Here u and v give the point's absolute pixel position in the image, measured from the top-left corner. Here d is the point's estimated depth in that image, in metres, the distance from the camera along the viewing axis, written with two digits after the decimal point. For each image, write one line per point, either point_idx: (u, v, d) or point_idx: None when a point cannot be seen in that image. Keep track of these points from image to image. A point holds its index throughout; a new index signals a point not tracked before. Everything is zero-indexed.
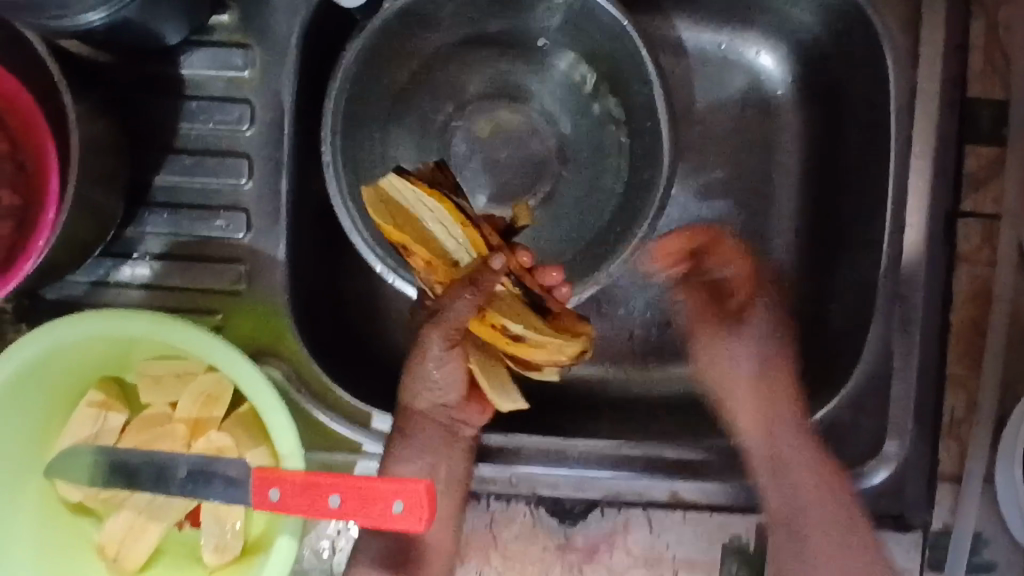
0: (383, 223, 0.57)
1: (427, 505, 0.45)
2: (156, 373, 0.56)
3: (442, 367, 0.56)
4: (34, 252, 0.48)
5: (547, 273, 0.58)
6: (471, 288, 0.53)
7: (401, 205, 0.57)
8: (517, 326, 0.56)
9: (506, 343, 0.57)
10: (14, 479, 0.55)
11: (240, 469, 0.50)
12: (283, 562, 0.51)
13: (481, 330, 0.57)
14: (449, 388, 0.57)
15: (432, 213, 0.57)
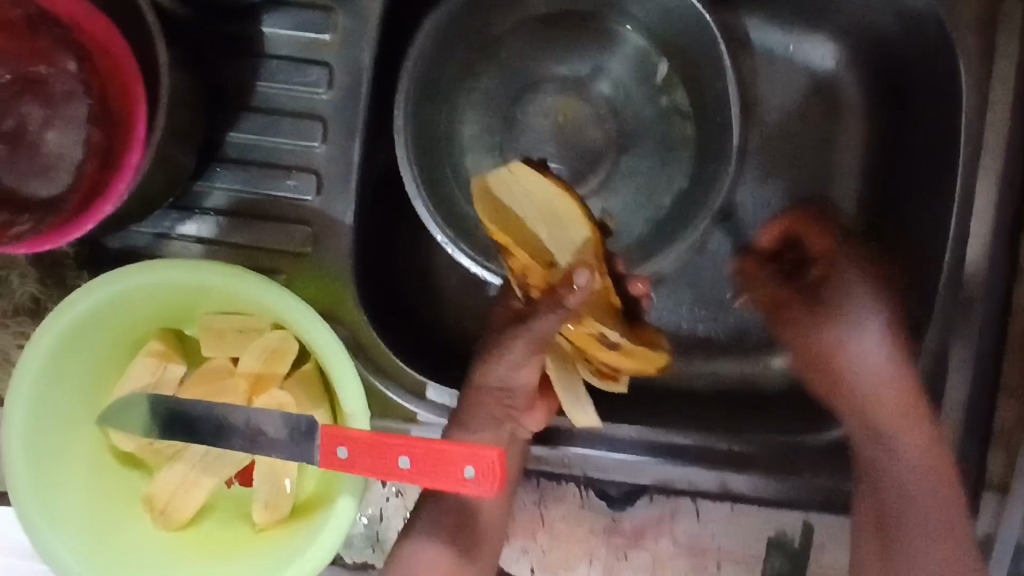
0: (489, 225, 0.54)
1: (498, 473, 0.45)
2: (218, 328, 0.56)
3: (522, 370, 0.56)
4: (115, 196, 0.48)
5: (634, 283, 0.58)
6: (557, 305, 0.52)
7: (511, 210, 0.53)
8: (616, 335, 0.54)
9: (599, 353, 0.55)
10: (69, 424, 0.55)
11: (304, 424, 0.50)
12: (340, 523, 0.51)
13: (578, 337, 0.55)
14: (518, 396, 0.56)
15: (546, 226, 0.53)
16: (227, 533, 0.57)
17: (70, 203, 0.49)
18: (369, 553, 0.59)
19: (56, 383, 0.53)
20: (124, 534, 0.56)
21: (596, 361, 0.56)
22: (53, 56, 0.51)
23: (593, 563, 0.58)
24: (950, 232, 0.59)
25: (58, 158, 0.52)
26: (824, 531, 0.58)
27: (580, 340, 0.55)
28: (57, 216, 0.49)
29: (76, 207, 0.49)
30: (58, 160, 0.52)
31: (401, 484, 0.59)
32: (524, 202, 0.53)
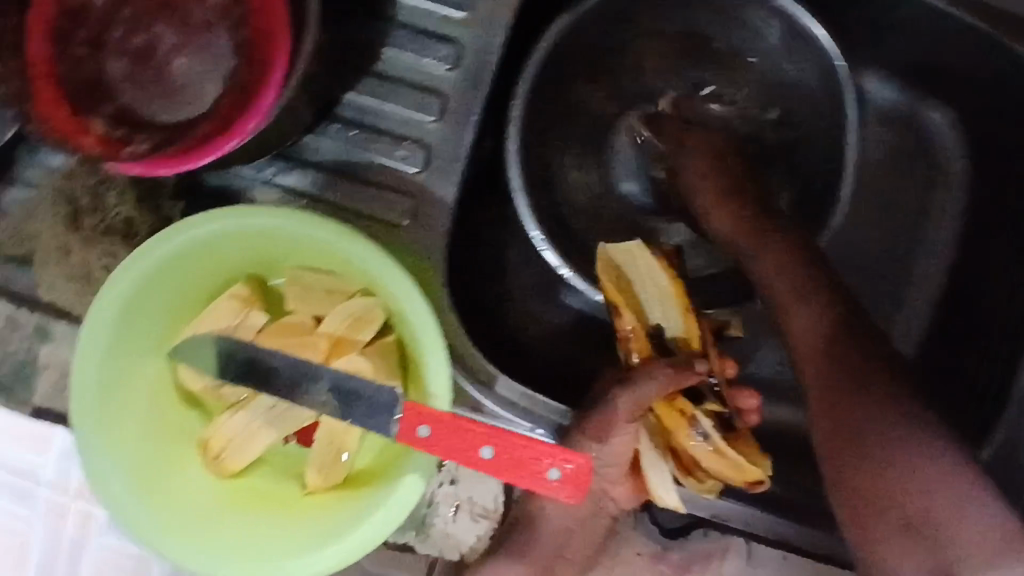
0: (605, 282, 0.57)
1: (584, 481, 0.45)
2: (306, 283, 0.56)
3: (618, 438, 0.55)
4: (242, 134, 0.47)
5: (746, 398, 0.55)
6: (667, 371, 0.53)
7: (627, 278, 0.57)
8: (708, 428, 0.54)
9: (684, 438, 0.54)
10: (141, 352, 0.54)
11: (387, 393, 0.49)
12: (403, 503, 0.50)
13: (668, 417, 0.54)
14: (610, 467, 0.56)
15: (660, 307, 0.56)
16: (276, 490, 0.56)
17: (198, 131, 0.49)
18: (412, 535, 0.58)
19: (140, 311, 0.53)
20: (176, 473, 0.55)
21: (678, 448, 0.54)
22: None
23: None
24: None
25: (185, 87, 0.51)
26: None
27: (672, 425, 0.54)
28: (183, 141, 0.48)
29: (203, 135, 0.48)
30: (185, 88, 0.51)
31: (456, 472, 0.58)
32: (638, 272, 0.57)
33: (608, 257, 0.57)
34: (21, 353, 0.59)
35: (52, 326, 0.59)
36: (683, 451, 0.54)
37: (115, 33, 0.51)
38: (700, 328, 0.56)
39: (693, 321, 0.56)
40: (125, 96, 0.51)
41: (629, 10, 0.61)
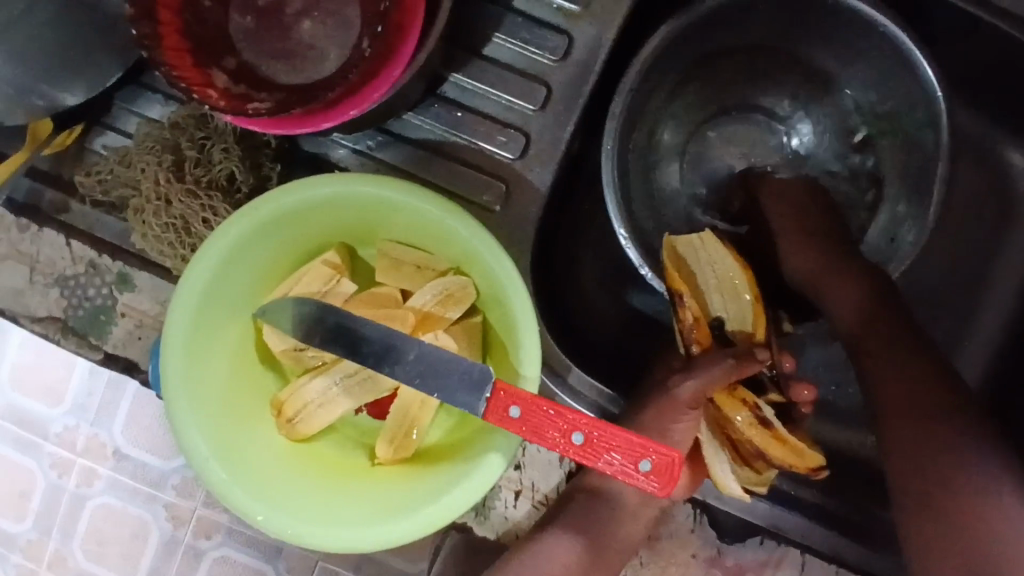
0: (667, 268, 0.56)
1: (675, 476, 0.45)
2: (397, 257, 0.56)
3: (678, 423, 0.56)
4: (366, 100, 0.48)
5: (800, 389, 0.56)
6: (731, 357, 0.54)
7: (690, 266, 0.57)
8: (770, 419, 0.54)
9: (749, 424, 0.54)
10: (228, 309, 0.53)
11: (478, 374, 0.49)
12: (483, 481, 0.50)
13: (727, 405, 0.55)
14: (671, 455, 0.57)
15: (719, 294, 0.57)
16: (345, 459, 0.56)
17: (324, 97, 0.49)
18: (470, 516, 0.59)
19: (239, 265, 0.52)
20: (250, 432, 0.55)
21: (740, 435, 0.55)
22: None
23: None
24: None
25: (306, 49, 0.52)
26: None
27: (729, 412, 0.55)
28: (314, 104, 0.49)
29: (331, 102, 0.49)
30: (306, 51, 0.52)
31: (523, 458, 0.58)
32: (701, 258, 0.57)
33: (671, 245, 0.56)
34: (99, 299, 0.59)
35: (134, 276, 0.59)
36: (741, 442, 0.55)
37: None
38: (760, 315, 0.57)
39: (754, 305, 0.57)
40: (246, 53, 0.51)
41: (736, 21, 0.62)
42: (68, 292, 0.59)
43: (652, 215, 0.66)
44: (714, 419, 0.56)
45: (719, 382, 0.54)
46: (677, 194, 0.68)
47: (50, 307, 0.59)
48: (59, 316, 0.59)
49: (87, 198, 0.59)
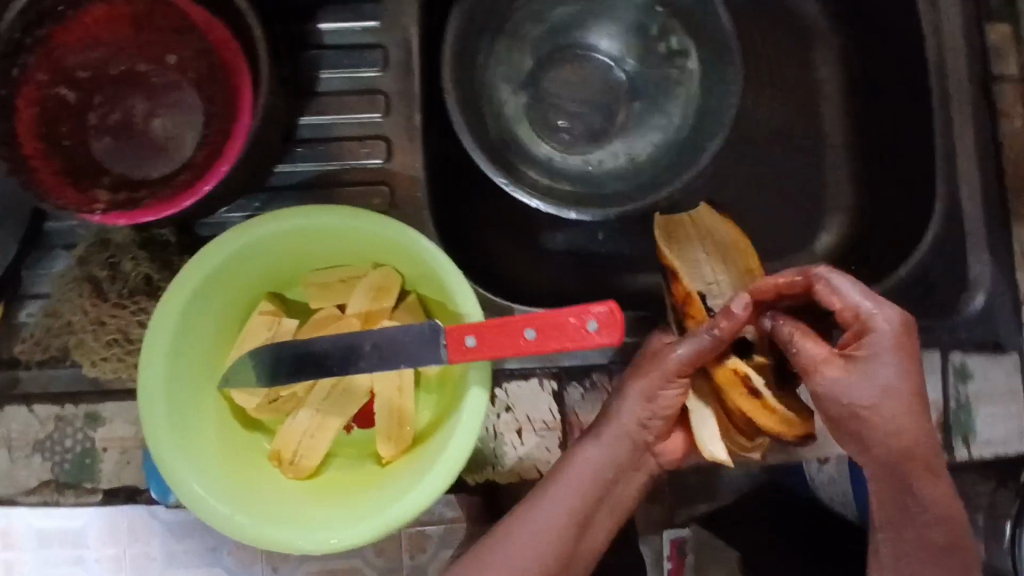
0: (663, 250, 0.62)
1: (619, 322, 0.51)
2: (322, 281, 0.61)
3: (666, 389, 0.58)
4: (231, 153, 0.54)
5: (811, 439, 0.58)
6: (715, 326, 0.55)
7: (683, 247, 0.63)
8: (772, 414, 0.56)
9: (739, 394, 0.56)
10: (194, 387, 0.57)
11: (428, 329, 0.54)
12: (474, 416, 0.54)
13: (723, 379, 0.57)
14: (658, 416, 0.59)
15: (720, 291, 0.62)
16: (357, 471, 0.60)
17: (198, 156, 0.57)
18: (490, 470, 0.62)
19: (186, 345, 0.56)
20: (263, 485, 0.58)
21: (732, 402, 0.57)
22: (153, 56, 0.58)
23: None
24: (932, 97, 0.69)
25: (168, 144, 0.59)
26: None
27: (726, 384, 0.57)
28: (190, 167, 0.56)
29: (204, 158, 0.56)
30: (169, 145, 0.59)
31: (510, 399, 0.63)
32: (694, 233, 0.64)
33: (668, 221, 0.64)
34: (79, 445, 0.62)
35: (101, 409, 0.62)
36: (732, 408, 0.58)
37: (92, 120, 0.58)
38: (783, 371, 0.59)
39: (751, 278, 0.62)
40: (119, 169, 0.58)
41: None
42: (48, 453, 0.62)
43: (522, 156, 0.75)
44: (711, 387, 0.59)
45: (703, 352, 0.56)
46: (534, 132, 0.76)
47: (39, 474, 0.62)
48: (50, 478, 0.62)
49: (32, 362, 0.62)
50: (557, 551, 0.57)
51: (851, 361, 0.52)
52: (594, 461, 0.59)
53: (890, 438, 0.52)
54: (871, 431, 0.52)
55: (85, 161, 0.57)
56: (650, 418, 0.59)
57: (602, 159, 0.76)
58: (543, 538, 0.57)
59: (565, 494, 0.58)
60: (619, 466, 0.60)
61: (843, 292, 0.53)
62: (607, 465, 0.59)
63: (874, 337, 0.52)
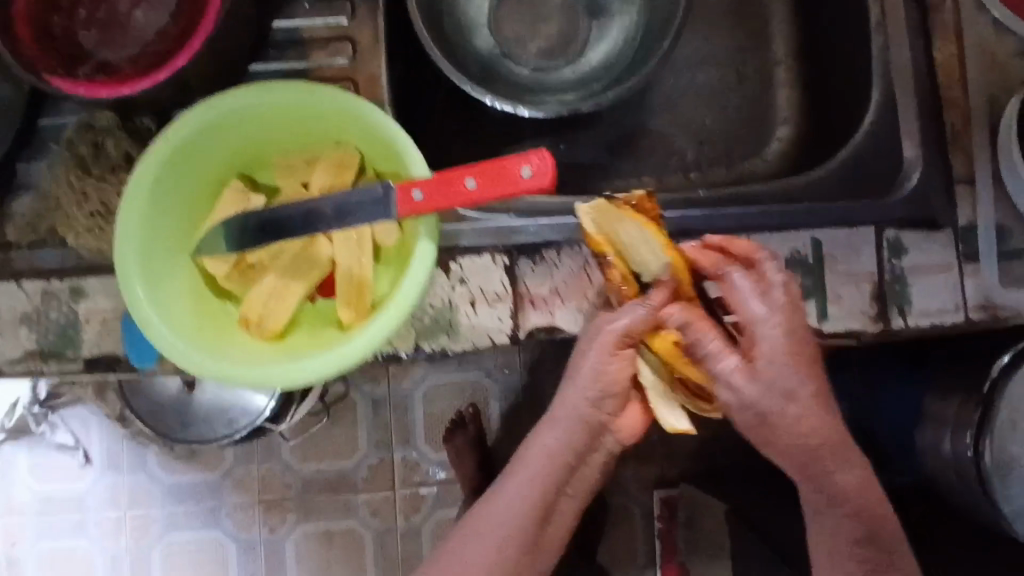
0: (592, 234, 0.59)
1: (552, 169, 0.54)
2: (288, 162, 0.66)
3: (612, 363, 0.60)
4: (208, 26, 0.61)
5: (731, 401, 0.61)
6: (641, 305, 0.58)
7: (615, 234, 0.59)
8: (683, 390, 0.62)
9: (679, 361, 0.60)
10: (166, 250, 0.62)
11: (381, 188, 0.58)
12: (423, 266, 0.58)
13: (658, 346, 0.60)
14: (604, 396, 0.62)
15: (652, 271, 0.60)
16: (319, 336, 0.64)
17: (173, 33, 0.63)
18: (444, 338, 0.66)
19: (159, 211, 0.61)
20: (231, 344, 0.62)
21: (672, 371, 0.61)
22: None
23: None
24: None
25: (144, 34, 0.63)
26: (832, 245, 0.68)
27: (670, 355, 0.60)
28: (164, 43, 0.63)
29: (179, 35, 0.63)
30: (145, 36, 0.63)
31: (463, 272, 0.67)
32: (615, 228, 0.59)
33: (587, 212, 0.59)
34: (64, 317, 0.66)
35: (84, 284, 0.67)
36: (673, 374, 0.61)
37: (78, 13, 0.63)
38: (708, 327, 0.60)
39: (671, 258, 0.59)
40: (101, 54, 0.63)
41: None
42: (34, 326, 0.66)
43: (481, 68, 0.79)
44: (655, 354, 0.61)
45: (643, 326, 0.58)
46: (490, 47, 0.81)
47: (26, 346, 0.66)
48: (36, 349, 0.66)
49: (23, 243, 0.68)
50: (521, 544, 0.62)
51: (750, 364, 0.56)
52: (555, 449, 0.63)
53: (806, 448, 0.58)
54: (770, 432, 0.57)
55: (70, 47, 0.62)
56: (599, 402, 0.63)
57: (553, 69, 0.82)
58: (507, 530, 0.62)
59: (523, 480, 0.63)
60: (581, 447, 0.64)
61: (744, 275, 0.56)
62: (565, 450, 0.63)
63: (761, 334, 0.55)
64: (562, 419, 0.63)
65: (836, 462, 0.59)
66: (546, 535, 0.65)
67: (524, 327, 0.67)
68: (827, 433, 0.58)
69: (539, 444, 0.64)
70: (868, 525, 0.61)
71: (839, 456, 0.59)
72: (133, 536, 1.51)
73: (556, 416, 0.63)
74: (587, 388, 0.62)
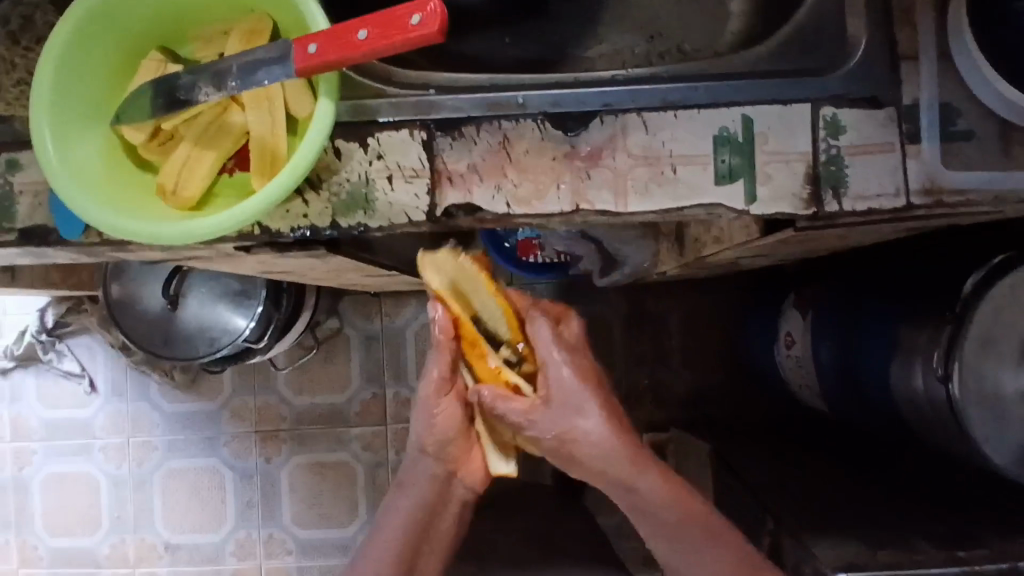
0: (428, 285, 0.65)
1: (441, 17, 0.53)
2: (210, 35, 0.66)
3: (439, 406, 0.68)
4: None
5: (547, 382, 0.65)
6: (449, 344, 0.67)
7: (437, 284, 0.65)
8: (509, 432, 0.69)
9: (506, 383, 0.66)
10: (86, 115, 0.63)
11: (282, 45, 0.58)
12: (325, 123, 0.58)
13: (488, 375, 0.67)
14: (443, 438, 0.70)
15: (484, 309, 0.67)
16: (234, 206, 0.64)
17: None
18: (360, 214, 0.66)
19: (76, 73, 0.62)
20: (145, 209, 0.62)
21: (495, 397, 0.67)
22: None
23: (561, 188, 0.65)
24: None
25: None
26: (762, 123, 0.65)
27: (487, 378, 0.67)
28: None
29: None
30: None
31: (380, 147, 0.66)
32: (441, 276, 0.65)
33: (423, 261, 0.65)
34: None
35: (19, 157, 0.68)
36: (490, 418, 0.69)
37: None
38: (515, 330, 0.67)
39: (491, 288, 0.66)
40: None
41: None
42: None
43: None
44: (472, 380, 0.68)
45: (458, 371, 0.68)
46: None
47: None
48: None
49: None
50: None
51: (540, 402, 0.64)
52: (419, 482, 0.71)
53: (619, 487, 0.66)
54: (585, 459, 0.64)
55: None
56: (440, 452, 0.71)
57: None
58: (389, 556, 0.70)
59: (400, 507, 0.72)
60: (427, 501, 0.71)
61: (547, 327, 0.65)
62: (425, 486, 0.71)
63: (553, 369, 0.64)
64: (415, 466, 0.72)
65: (622, 472, 0.64)
66: (422, 564, 0.72)
67: (441, 205, 0.66)
68: (611, 445, 0.64)
69: (394, 500, 0.72)
70: (695, 528, 0.67)
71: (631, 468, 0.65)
72: (180, 446, 1.79)
73: (411, 459, 0.72)
74: (427, 416, 0.69)
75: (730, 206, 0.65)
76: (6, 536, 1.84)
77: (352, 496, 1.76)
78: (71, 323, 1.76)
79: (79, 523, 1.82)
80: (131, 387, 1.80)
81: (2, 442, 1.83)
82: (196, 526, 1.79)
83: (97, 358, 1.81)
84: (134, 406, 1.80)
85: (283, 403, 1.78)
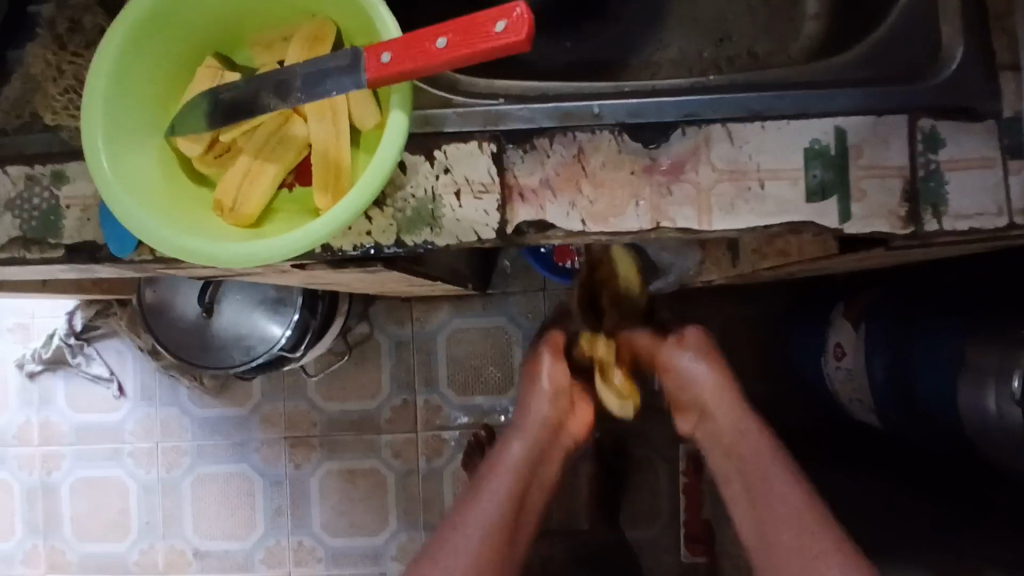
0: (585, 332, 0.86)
1: (529, 25, 0.49)
2: (267, 40, 0.63)
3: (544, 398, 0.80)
4: None
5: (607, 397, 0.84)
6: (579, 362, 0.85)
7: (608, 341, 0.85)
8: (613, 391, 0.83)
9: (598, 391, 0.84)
10: (141, 126, 0.60)
11: (349, 53, 0.54)
12: (398, 139, 0.54)
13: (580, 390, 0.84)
14: (556, 395, 0.80)
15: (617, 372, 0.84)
16: (296, 224, 0.61)
17: None
18: (427, 231, 0.62)
19: (130, 84, 0.59)
20: (204, 227, 0.59)
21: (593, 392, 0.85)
22: None
23: (640, 204, 0.61)
24: None
25: None
26: (856, 135, 0.61)
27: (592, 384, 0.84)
28: None
29: None
30: None
31: (448, 160, 0.62)
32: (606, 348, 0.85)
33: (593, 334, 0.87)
34: (45, 204, 0.65)
35: (66, 170, 0.65)
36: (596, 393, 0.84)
37: None
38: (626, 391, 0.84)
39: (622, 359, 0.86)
40: None
41: None
42: (19, 212, 0.66)
43: None
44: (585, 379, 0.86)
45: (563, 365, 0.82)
46: None
47: (10, 233, 0.66)
48: (21, 236, 0.66)
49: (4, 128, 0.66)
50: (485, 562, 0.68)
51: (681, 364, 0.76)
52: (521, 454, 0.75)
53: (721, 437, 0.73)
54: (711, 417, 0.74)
55: None
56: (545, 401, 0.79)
57: None
58: (478, 545, 0.69)
59: (494, 496, 0.72)
60: (531, 455, 0.76)
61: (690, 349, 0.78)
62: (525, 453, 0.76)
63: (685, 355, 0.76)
64: (513, 454, 0.75)
65: (724, 419, 0.73)
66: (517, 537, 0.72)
67: (513, 222, 0.62)
68: (731, 418, 0.73)
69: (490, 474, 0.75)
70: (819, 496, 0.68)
71: (737, 427, 0.72)
72: (209, 453, 1.78)
73: (501, 454, 0.76)
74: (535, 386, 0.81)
75: (822, 225, 0.61)
76: (36, 539, 1.83)
77: (383, 504, 1.74)
78: (101, 326, 1.74)
79: (109, 529, 1.80)
80: (160, 391, 1.78)
81: (31, 447, 1.82)
82: (224, 533, 1.77)
83: (126, 362, 1.79)
84: (164, 410, 1.78)
85: (313, 409, 1.75)
